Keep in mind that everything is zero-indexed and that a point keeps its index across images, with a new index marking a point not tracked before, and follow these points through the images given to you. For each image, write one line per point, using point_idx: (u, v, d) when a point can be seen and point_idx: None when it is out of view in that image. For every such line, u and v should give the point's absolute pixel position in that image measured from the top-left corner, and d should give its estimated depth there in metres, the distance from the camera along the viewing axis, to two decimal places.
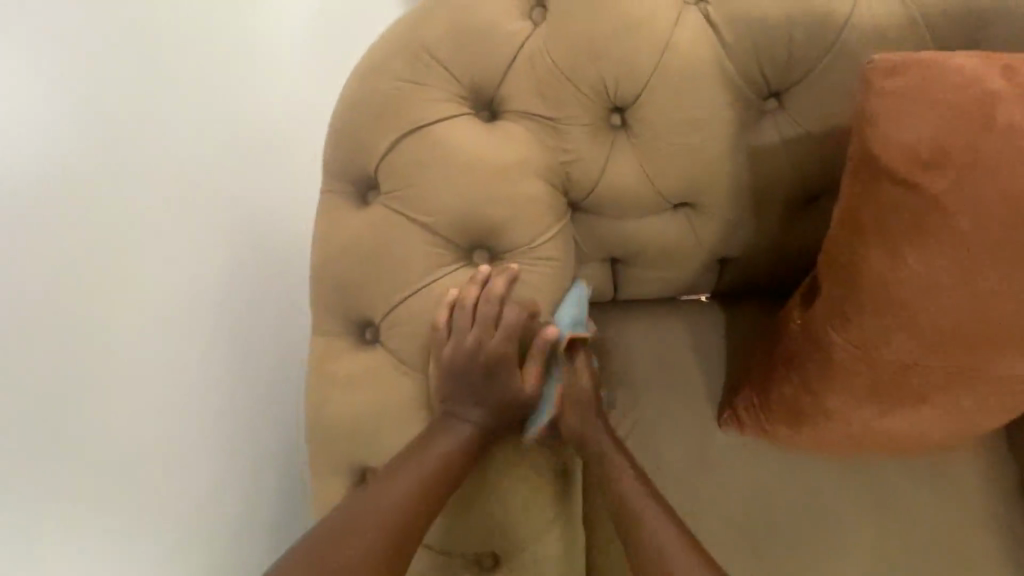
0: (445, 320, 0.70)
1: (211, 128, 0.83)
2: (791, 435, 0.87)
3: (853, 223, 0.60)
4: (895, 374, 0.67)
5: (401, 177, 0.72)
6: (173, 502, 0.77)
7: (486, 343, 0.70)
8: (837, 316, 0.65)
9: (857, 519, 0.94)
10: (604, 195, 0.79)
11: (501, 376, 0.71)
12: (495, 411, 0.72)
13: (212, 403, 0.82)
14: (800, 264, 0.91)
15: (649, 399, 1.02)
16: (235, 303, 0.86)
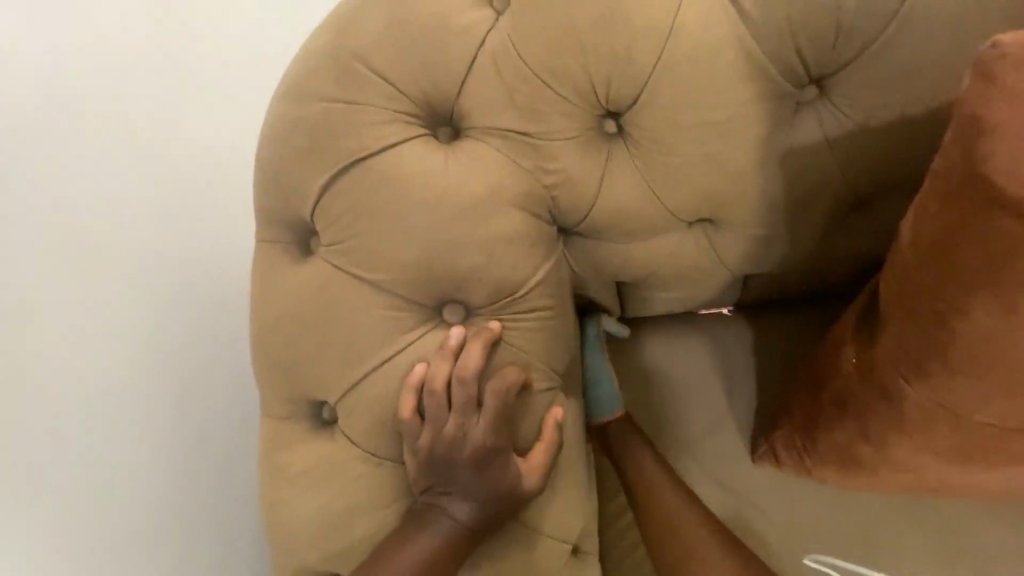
0: (412, 406, 0.56)
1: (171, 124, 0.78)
2: (842, 479, 0.74)
3: (947, 259, 0.46)
4: (990, 434, 0.53)
5: (342, 223, 0.57)
6: (142, 529, 0.76)
7: (470, 429, 0.56)
8: (912, 366, 0.52)
9: (926, 561, 0.81)
10: (602, 219, 0.64)
11: (493, 467, 0.56)
12: (489, 506, 0.57)
13: (181, 459, 0.79)
14: (843, 276, 0.76)
15: (668, 439, 0.89)
16: (197, 355, 0.81)
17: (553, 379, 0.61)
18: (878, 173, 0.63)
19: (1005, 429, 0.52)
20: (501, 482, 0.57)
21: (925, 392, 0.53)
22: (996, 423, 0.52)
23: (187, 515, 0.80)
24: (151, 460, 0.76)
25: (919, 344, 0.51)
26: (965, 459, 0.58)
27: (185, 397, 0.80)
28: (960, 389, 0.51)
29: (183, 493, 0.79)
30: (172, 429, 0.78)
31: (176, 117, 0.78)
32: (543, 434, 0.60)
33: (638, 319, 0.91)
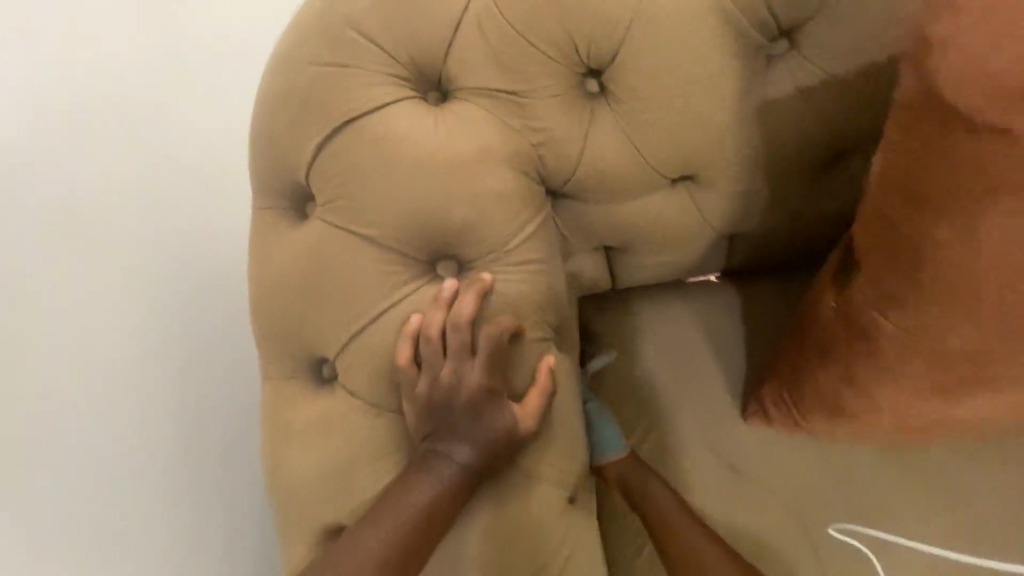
0: (409, 354, 0.58)
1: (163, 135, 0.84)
2: (830, 428, 0.76)
3: (911, 185, 0.48)
4: (965, 361, 0.56)
5: (336, 183, 0.59)
6: (154, 507, 0.84)
7: (465, 374, 0.59)
8: (887, 298, 0.55)
9: (912, 508, 0.84)
10: (588, 177, 0.67)
11: (488, 410, 0.59)
12: (486, 451, 0.60)
13: (186, 447, 0.87)
14: (821, 233, 0.80)
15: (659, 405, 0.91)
16: (199, 352, 0.88)
17: (545, 331, 0.63)
18: (849, 126, 0.66)
19: (977, 355, 0.55)
20: (497, 425, 0.59)
21: (898, 323, 0.56)
22: (968, 350, 0.55)
23: (195, 496, 0.88)
24: (161, 447, 0.84)
25: (890, 272, 0.53)
26: (943, 391, 0.60)
27: (188, 391, 0.87)
28: (931, 315, 0.53)
29: (189, 477, 0.87)
30: (177, 419, 0.86)
31: (171, 117, 0.84)
32: (536, 382, 0.62)
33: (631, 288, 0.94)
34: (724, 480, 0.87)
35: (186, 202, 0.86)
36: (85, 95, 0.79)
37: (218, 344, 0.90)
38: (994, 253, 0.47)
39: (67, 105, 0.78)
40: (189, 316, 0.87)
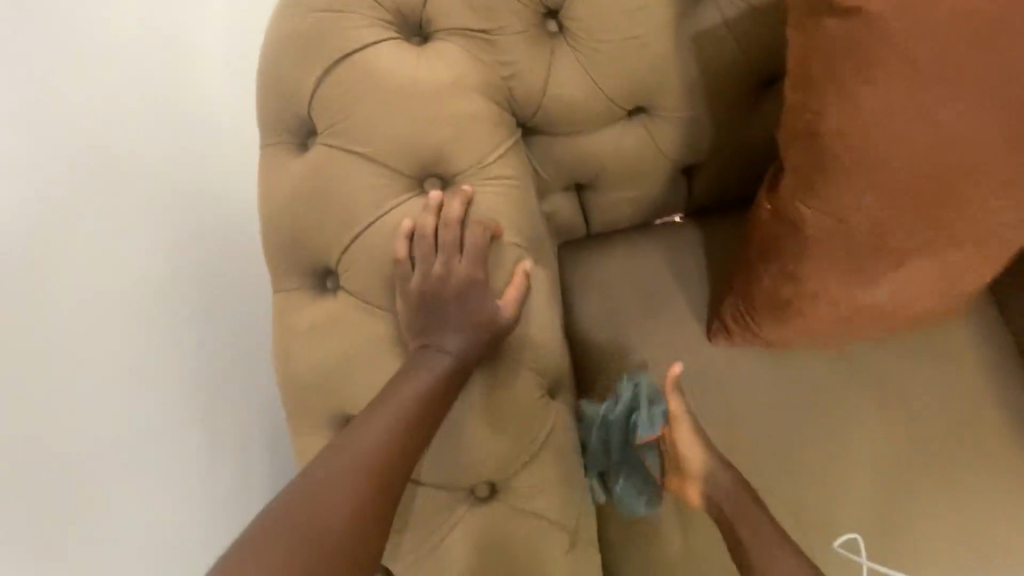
0: (406, 252, 0.67)
1: (167, 126, 0.87)
2: (781, 332, 0.84)
3: (804, 73, 0.60)
4: (872, 232, 0.66)
5: (334, 112, 0.68)
6: (170, 484, 0.89)
7: (455, 266, 0.68)
8: (803, 181, 0.66)
9: (860, 407, 0.93)
10: (554, 109, 0.77)
11: (473, 299, 0.68)
12: (473, 341, 0.68)
13: (204, 435, 0.93)
14: (760, 160, 0.92)
15: (632, 337, 0.97)
16: (214, 345, 0.95)
17: (520, 239, 0.72)
18: (770, 56, 0.78)
19: (882, 230, 0.65)
20: (480, 315, 0.68)
21: (817, 209, 0.66)
22: (874, 227, 0.65)
23: (217, 476, 0.96)
24: (182, 442, 0.90)
25: (806, 160, 0.64)
26: (862, 267, 0.70)
27: (205, 384, 0.93)
28: (841, 195, 0.64)
29: (210, 462, 0.95)
30: (195, 412, 0.92)
31: (174, 111, 0.87)
32: (512, 284, 0.71)
33: (605, 231, 1.02)
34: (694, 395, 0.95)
35: (200, 212, 0.91)
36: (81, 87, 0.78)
37: (228, 334, 0.97)
38: (876, 126, 0.59)
39: (62, 100, 0.76)
40: (204, 313, 0.93)
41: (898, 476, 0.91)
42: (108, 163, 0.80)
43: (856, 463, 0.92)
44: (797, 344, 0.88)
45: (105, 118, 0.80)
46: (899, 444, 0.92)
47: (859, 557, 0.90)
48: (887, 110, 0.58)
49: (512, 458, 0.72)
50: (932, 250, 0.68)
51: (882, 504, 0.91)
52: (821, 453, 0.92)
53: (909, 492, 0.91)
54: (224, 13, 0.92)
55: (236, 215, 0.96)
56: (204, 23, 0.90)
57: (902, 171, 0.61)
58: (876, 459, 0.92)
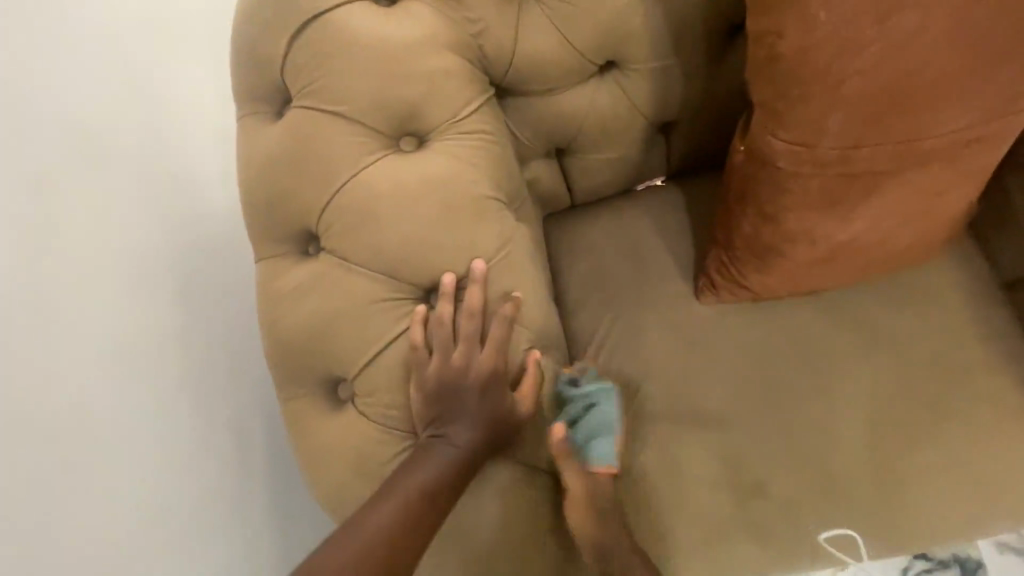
0: (423, 338, 0.68)
1: (153, 152, 0.97)
2: (765, 277, 0.84)
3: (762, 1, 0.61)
4: (842, 159, 0.68)
5: (307, 74, 0.69)
6: (178, 481, 0.94)
7: (475, 359, 0.68)
8: (771, 114, 0.67)
9: (850, 356, 0.93)
10: (525, 67, 0.78)
11: (490, 396, 0.69)
12: (489, 427, 0.70)
13: (195, 437, 0.96)
14: (732, 114, 0.94)
15: (621, 299, 0.98)
16: (204, 351, 0.98)
17: (499, 194, 0.72)
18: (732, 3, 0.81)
19: (852, 152, 0.67)
20: (496, 405, 0.69)
21: (787, 139, 0.68)
22: (843, 149, 0.67)
23: (208, 480, 0.97)
24: (172, 439, 0.94)
25: (771, 90, 0.66)
26: (837, 198, 0.71)
27: (196, 386, 0.97)
28: (807, 119, 0.65)
29: (201, 466, 0.97)
30: (183, 413, 0.95)
31: (159, 137, 0.98)
32: (525, 373, 0.71)
33: (588, 201, 1.03)
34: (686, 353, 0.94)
35: (189, 223, 0.98)
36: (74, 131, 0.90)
37: (223, 342, 1.00)
38: (833, 43, 0.60)
39: (61, 146, 0.89)
40: (194, 319, 0.97)
41: (894, 417, 0.91)
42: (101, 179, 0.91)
43: (850, 412, 0.92)
44: (782, 291, 0.88)
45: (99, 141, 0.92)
46: (891, 390, 0.92)
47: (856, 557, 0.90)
48: (842, 27, 0.58)
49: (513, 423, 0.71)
50: (901, 175, 0.69)
51: (881, 446, 0.91)
52: (816, 406, 0.92)
53: (907, 431, 0.91)
54: (206, 44, 1.02)
55: (220, 217, 1.01)
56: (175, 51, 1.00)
57: (865, 87, 0.62)
58: (869, 407, 0.92)
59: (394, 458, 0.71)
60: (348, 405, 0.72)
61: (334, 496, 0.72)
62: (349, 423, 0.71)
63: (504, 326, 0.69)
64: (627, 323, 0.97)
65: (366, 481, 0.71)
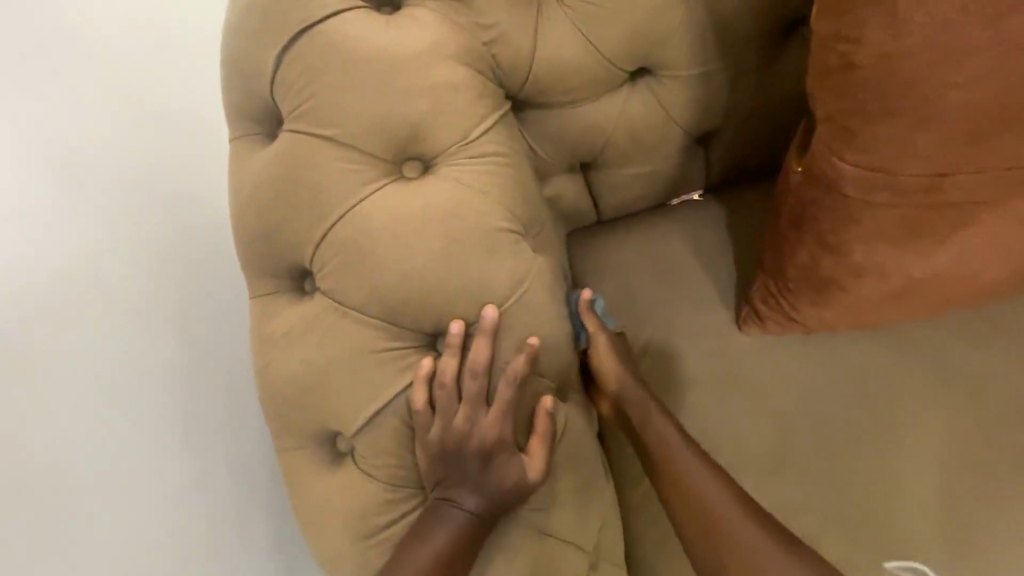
0: (423, 397, 0.60)
1: (134, 152, 0.77)
2: (823, 313, 0.73)
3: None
4: (926, 187, 0.56)
5: (299, 92, 0.61)
6: (172, 557, 0.78)
7: (480, 421, 0.60)
8: (841, 132, 0.56)
9: (921, 397, 0.81)
10: (546, 77, 0.69)
11: (497, 462, 0.60)
12: (497, 498, 0.60)
13: (194, 485, 0.80)
14: (780, 123, 0.83)
15: (654, 329, 0.87)
16: (202, 405, 0.82)
17: (515, 223, 0.64)
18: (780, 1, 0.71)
19: (939, 178, 0.56)
20: (505, 474, 0.60)
21: (859, 162, 0.57)
22: (928, 175, 0.55)
23: (208, 530, 0.82)
24: (167, 491, 0.78)
25: (840, 105, 0.55)
26: (915, 229, 0.60)
27: (200, 431, 0.81)
28: (886, 138, 0.54)
29: (202, 515, 0.81)
30: (182, 462, 0.79)
31: (141, 135, 0.78)
32: (537, 428, 0.62)
33: (617, 217, 0.93)
34: (729, 394, 0.83)
35: (184, 246, 0.81)
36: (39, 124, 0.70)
37: (227, 378, 0.84)
38: (926, 48, 0.49)
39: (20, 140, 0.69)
40: (194, 352, 0.81)
41: (976, 472, 0.78)
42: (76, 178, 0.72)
43: (925, 465, 0.79)
44: (842, 328, 0.76)
45: (75, 131, 0.73)
46: (972, 438, 0.79)
47: None
48: (942, 28, 0.48)
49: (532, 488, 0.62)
50: (997, 205, 0.58)
51: (961, 506, 0.78)
52: (884, 457, 0.80)
53: (994, 488, 0.78)
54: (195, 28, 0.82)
55: (214, 241, 0.84)
56: (167, 30, 0.80)
57: (963, 102, 0.51)
58: (947, 459, 0.79)
59: (398, 520, 0.62)
60: (346, 460, 0.64)
61: (329, 564, 0.64)
62: (346, 482, 0.63)
63: (513, 386, 0.60)
64: (661, 357, 0.86)
65: (364, 547, 0.62)
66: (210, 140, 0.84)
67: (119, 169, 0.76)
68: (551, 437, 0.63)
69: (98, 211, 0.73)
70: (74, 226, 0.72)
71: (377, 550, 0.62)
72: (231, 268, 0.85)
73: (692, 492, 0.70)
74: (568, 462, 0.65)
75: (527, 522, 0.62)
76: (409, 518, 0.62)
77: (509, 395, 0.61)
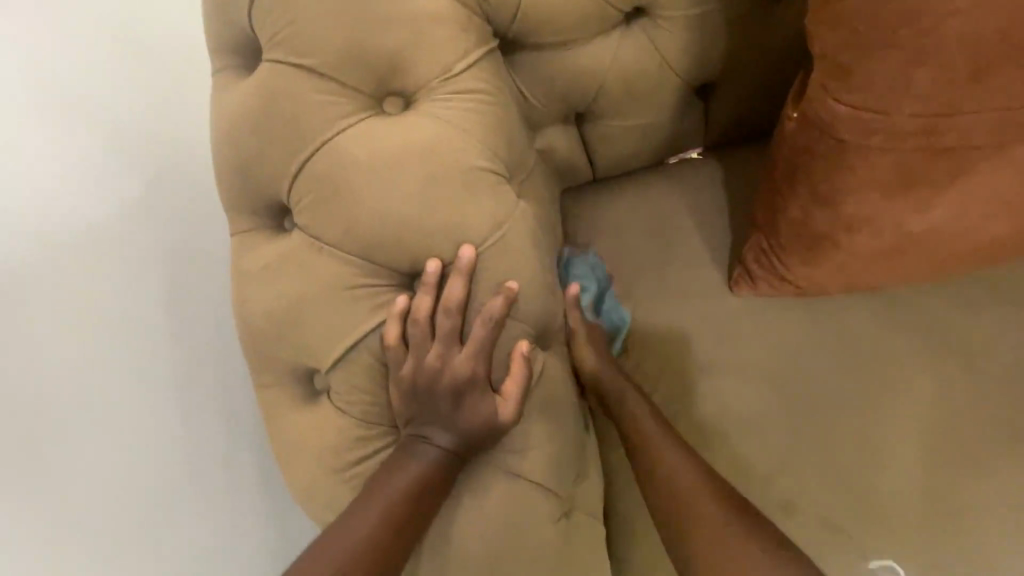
0: (397, 334, 0.60)
1: (127, 113, 0.76)
2: (815, 273, 0.70)
3: None
4: (923, 130, 0.54)
5: (277, 22, 0.59)
6: (168, 518, 0.82)
7: (452, 360, 0.60)
8: (836, 71, 0.54)
9: (914, 361, 0.79)
10: (534, 15, 0.66)
11: (469, 401, 0.60)
12: (468, 437, 0.60)
13: (189, 467, 0.83)
14: (782, 72, 0.80)
15: (643, 287, 0.86)
16: (191, 373, 0.82)
17: (497, 164, 0.62)
18: None
19: (938, 121, 0.53)
20: (476, 412, 0.60)
21: (855, 102, 0.55)
22: (926, 117, 0.53)
23: (209, 501, 0.85)
24: (162, 475, 0.80)
25: (837, 42, 0.53)
26: (912, 178, 0.58)
27: (190, 414, 0.82)
28: (881, 76, 0.52)
29: (202, 492, 0.84)
30: (175, 446, 0.81)
31: (136, 94, 0.76)
32: (511, 370, 0.62)
33: (612, 175, 0.91)
34: (715, 352, 0.82)
35: (173, 215, 0.79)
36: (41, 87, 0.70)
37: (216, 357, 0.84)
38: None
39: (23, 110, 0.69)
40: (184, 320, 0.81)
41: (963, 439, 0.77)
42: (59, 173, 0.70)
43: (912, 429, 0.78)
44: (833, 289, 0.74)
45: (72, 95, 0.72)
46: (963, 403, 0.78)
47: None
48: None
49: (509, 428, 0.62)
50: (1000, 152, 0.55)
51: (945, 473, 0.76)
52: (869, 421, 0.79)
53: (979, 454, 0.76)
54: None
55: (202, 210, 0.82)
56: None
57: (965, 35, 0.48)
58: (935, 423, 0.78)
59: (370, 456, 0.62)
60: (322, 397, 0.64)
61: (302, 499, 0.65)
62: (319, 417, 0.63)
63: (489, 326, 0.60)
64: (650, 314, 0.85)
65: (335, 481, 0.63)
66: (201, 96, 0.81)
67: (103, 160, 0.73)
68: (527, 382, 0.63)
69: (96, 182, 0.73)
70: (62, 212, 0.71)
71: (349, 486, 0.63)
72: (217, 239, 0.84)
73: (667, 470, 0.67)
74: (545, 408, 0.64)
75: (499, 464, 0.62)
76: (381, 455, 0.63)
77: (484, 338, 0.60)
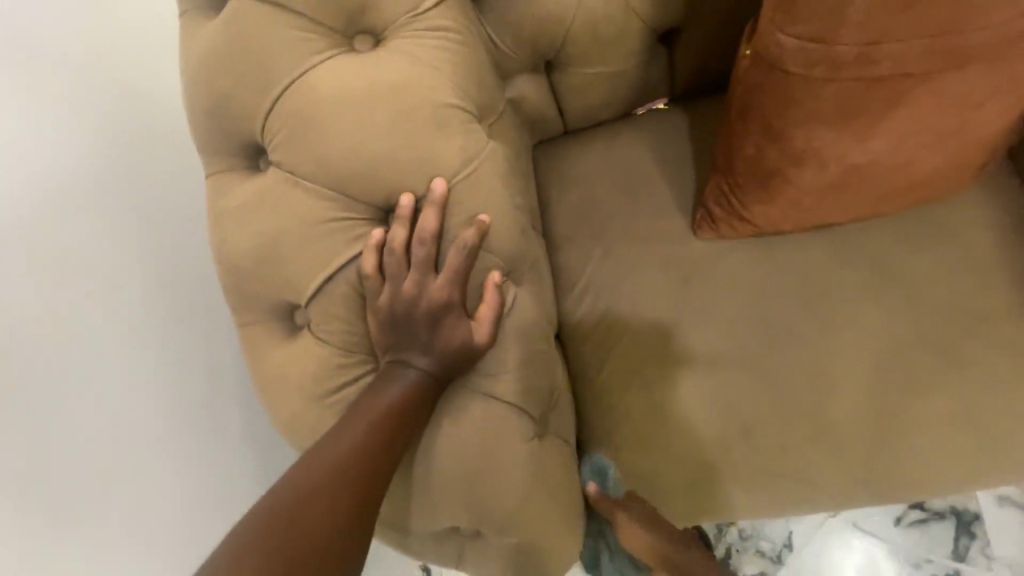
0: (374, 265, 0.63)
1: (97, 69, 0.76)
2: (770, 210, 0.75)
3: None
4: (861, 59, 0.59)
5: None
6: (170, 487, 0.82)
7: (428, 288, 0.63)
8: (783, 5, 0.59)
9: (860, 295, 0.85)
10: None
11: (445, 326, 0.63)
12: (446, 361, 0.64)
13: (177, 434, 0.83)
14: (741, 17, 0.83)
15: (612, 231, 0.89)
16: (178, 335, 0.83)
17: (467, 102, 0.64)
18: None
19: (874, 50, 0.59)
20: (453, 337, 0.64)
21: (798, 33, 0.60)
22: (863, 46, 0.59)
23: (201, 464, 0.86)
24: (148, 446, 0.79)
25: None
26: (853, 107, 0.63)
27: (174, 382, 0.82)
28: (821, 7, 0.57)
29: (195, 456, 0.85)
30: (161, 413, 0.81)
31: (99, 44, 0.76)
32: (485, 298, 0.65)
33: (582, 125, 0.93)
34: (680, 292, 0.87)
35: (154, 177, 0.81)
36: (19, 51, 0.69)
37: (198, 321, 0.86)
38: None
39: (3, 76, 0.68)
40: (169, 284, 0.82)
41: (902, 365, 0.84)
42: (32, 139, 0.69)
43: (858, 357, 0.84)
44: (787, 227, 0.79)
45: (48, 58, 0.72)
46: (904, 333, 0.84)
47: (844, 506, 0.85)
48: None
49: (486, 354, 0.66)
50: (928, 81, 0.61)
51: (886, 396, 0.83)
52: (819, 351, 0.85)
53: (917, 378, 0.83)
54: None
55: (175, 167, 0.83)
56: None
57: None
58: (879, 351, 0.84)
59: (351, 385, 0.66)
60: (304, 330, 0.67)
61: (287, 429, 0.68)
62: (301, 349, 0.66)
63: (463, 257, 0.63)
64: (618, 257, 0.89)
65: (319, 409, 0.66)
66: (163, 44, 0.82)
67: (78, 127, 0.73)
68: (500, 311, 0.66)
69: (78, 150, 0.73)
70: (50, 179, 0.71)
71: (333, 412, 0.66)
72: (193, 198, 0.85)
73: None
74: (517, 336, 0.68)
75: (474, 387, 0.66)
76: (362, 383, 0.66)
77: (460, 268, 0.63)
